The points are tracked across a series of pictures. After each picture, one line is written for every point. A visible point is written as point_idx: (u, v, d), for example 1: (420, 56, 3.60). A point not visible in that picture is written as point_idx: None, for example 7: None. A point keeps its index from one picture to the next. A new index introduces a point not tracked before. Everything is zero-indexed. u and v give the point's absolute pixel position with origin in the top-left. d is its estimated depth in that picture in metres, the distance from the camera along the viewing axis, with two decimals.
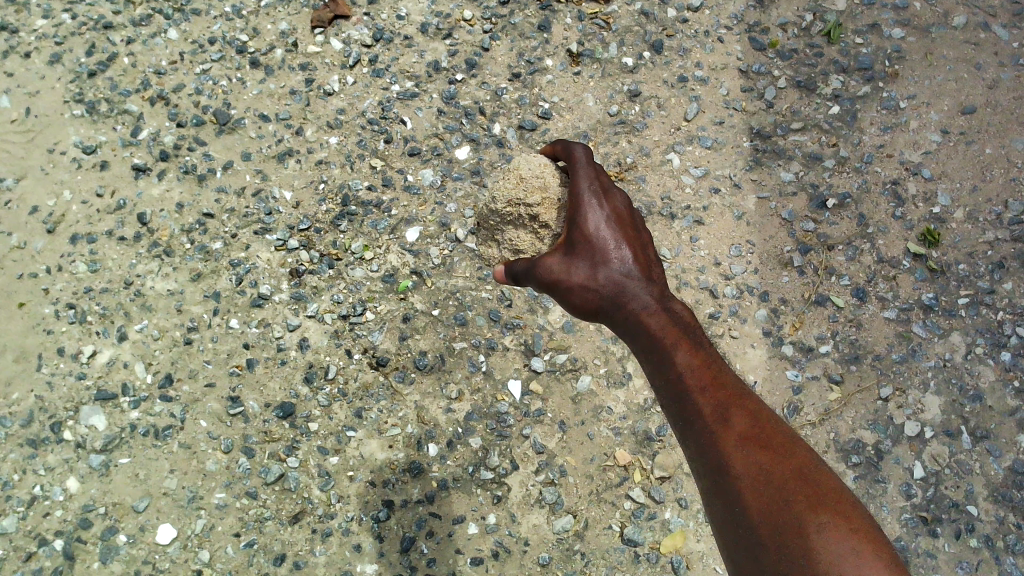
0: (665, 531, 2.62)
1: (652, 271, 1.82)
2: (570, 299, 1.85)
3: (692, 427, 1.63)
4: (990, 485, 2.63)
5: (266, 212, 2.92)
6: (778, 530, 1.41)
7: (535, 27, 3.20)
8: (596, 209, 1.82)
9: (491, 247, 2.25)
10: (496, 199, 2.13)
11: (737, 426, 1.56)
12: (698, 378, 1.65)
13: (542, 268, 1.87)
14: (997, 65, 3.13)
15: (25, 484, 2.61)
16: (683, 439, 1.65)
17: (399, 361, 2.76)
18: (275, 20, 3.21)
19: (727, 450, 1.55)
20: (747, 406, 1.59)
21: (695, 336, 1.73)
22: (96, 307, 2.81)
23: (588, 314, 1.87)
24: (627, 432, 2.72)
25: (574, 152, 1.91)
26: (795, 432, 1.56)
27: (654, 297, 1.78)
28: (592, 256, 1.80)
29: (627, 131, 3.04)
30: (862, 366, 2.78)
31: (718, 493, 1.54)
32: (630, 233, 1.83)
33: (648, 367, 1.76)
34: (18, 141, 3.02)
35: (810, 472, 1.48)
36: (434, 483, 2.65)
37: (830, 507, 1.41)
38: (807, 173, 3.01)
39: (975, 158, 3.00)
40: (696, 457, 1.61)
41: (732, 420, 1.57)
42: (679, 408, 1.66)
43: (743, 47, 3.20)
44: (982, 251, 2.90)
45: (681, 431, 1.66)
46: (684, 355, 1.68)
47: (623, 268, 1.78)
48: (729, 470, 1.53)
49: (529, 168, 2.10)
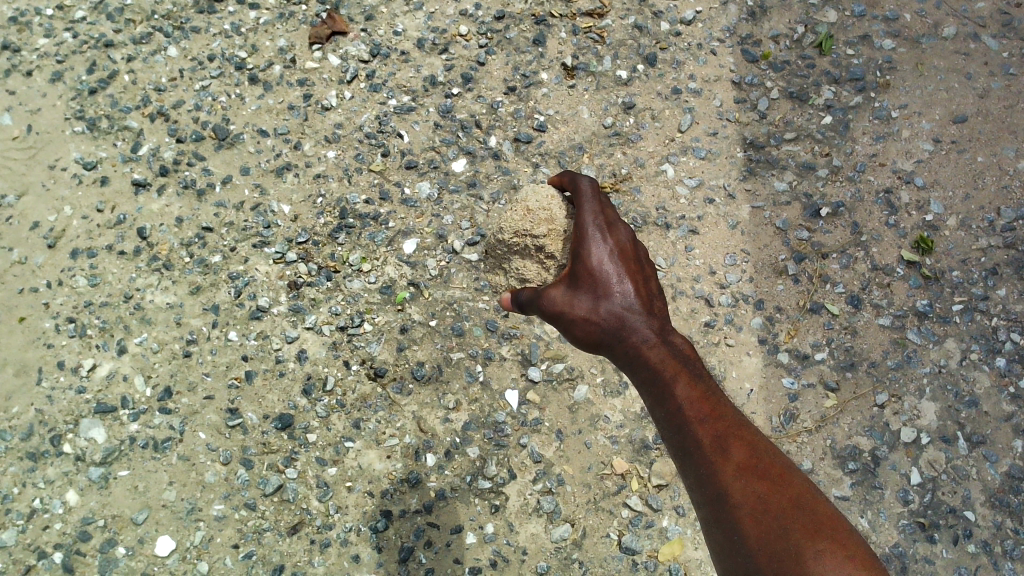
0: (663, 539, 2.63)
1: (653, 304, 1.85)
2: (572, 331, 1.87)
3: (691, 458, 1.66)
4: (987, 490, 2.64)
5: (265, 225, 2.95)
6: (776, 559, 1.44)
7: (530, 41, 3.23)
8: (600, 242, 1.85)
9: (499, 276, 2.32)
10: (504, 230, 2.19)
11: (735, 457, 1.59)
12: (697, 410, 1.67)
13: (546, 298, 1.88)
14: (987, 75, 3.16)
15: (25, 497, 2.62)
16: (682, 470, 1.68)
17: (396, 372, 2.77)
18: (274, 36, 3.26)
19: (727, 480, 1.57)
20: (746, 437, 1.63)
21: (693, 367, 1.76)
22: (97, 321, 2.83)
23: (589, 346, 1.88)
24: (625, 440, 2.73)
25: (580, 185, 1.94)
26: (792, 463, 1.59)
27: (654, 330, 1.81)
28: (595, 289, 1.83)
29: (622, 143, 3.07)
30: (858, 373, 2.79)
31: (718, 522, 1.57)
32: (634, 266, 1.86)
33: (647, 399, 1.79)
34: (20, 158, 3.05)
35: (807, 501, 1.51)
36: (432, 493, 2.66)
37: (827, 535, 1.44)
38: (801, 182, 3.03)
39: (967, 167, 3.03)
40: (696, 488, 1.64)
41: (730, 450, 1.60)
42: (678, 439, 1.69)
43: (735, 59, 3.24)
44: (976, 258, 2.92)
45: (680, 461, 1.69)
46: (684, 388, 1.71)
47: (625, 302, 1.81)
48: (728, 500, 1.56)
49: (536, 200, 2.16)
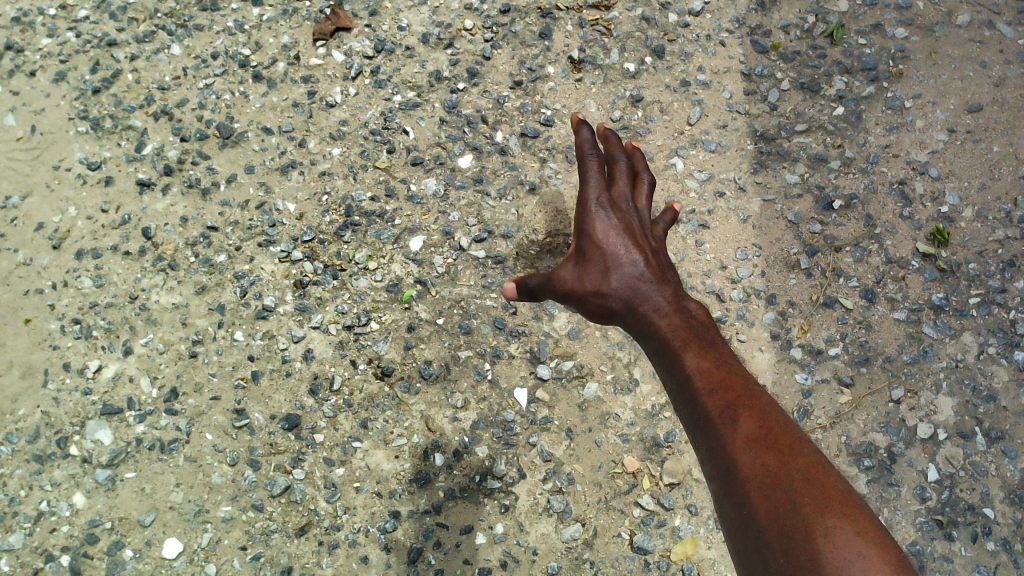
0: (675, 538, 2.57)
1: (664, 276, 1.91)
2: (586, 306, 1.94)
3: (702, 429, 1.69)
4: (1006, 487, 2.59)
5: (269, 224, 2.93)
6: (784, 532, 1.46)
7: (536, 35, 3.20)
8: (608, 220, 1.93)
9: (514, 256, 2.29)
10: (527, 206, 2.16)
11: (744, 427, 1.62)
12: (708, 380, 1.71)
13: (559, 278, 1.96)
14: (1002, 63, 3.11)
15: (32, 500, 2.60)
16: (695, 442, 1.71)
17: (404, 370, 2.74)
18: (277, 33, 3.23)
19: (735, 452, 1.60)
20: (756, 407, 1.65)
21: (704, 338, 1.80)
22: (102, 322, 2.81)
23: (602, 320, 1.95)
24: (636, 438, 2.66)
25: (587, 168, 1.99)
26: (802, 434, 1.62)
27: (665, 300, 1.85)
28: (605, 264, 1.89)
29: (630, 137, 3.03)
30: (873, 368, 2.73)
31: (728, 495, 1.59)
32: (641, 241, 1.94)
33: (661, 371, 1.83)
34: (24, 158, 3.03)
35: (814, 472, 1.53)
36: (441, 493, 2.61)
37: (834, 506, 1.46)
38: (813, 175, 2.98)
39: (983, 157, 2.97)
40: (707, 460, 1.67)
41: (739, 420, 1.63)
42: (691, 411, 1.72)
43: (745, 50, 3.18)
44: (992, 249, 2.87)
45: (693, 433, 1.72)
46: (693, 358, 1.75)
47: (635, 272, 1.88)
48: (737, 472, 1.58)
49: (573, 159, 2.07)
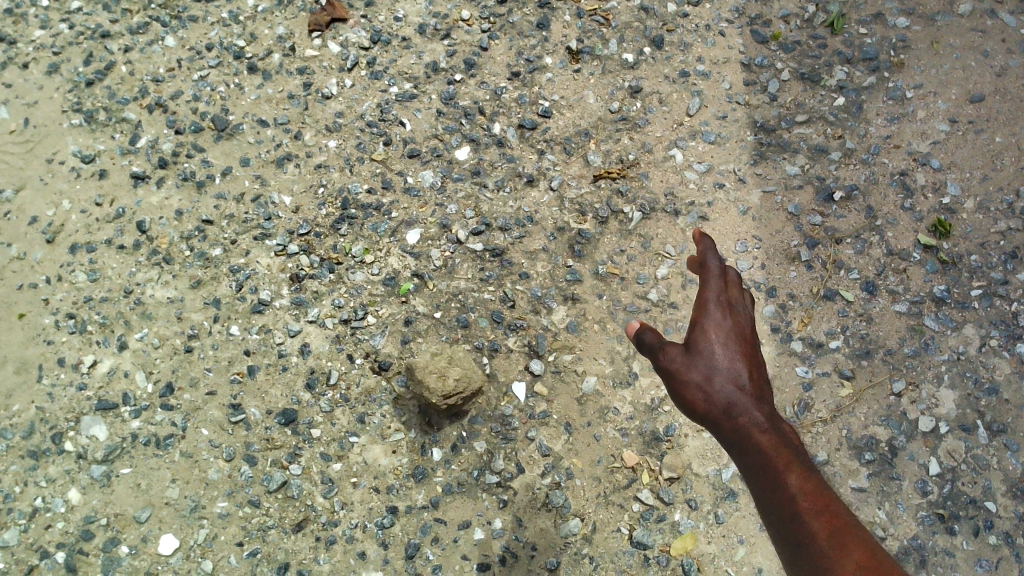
0: (675, 533, 2.54)
1: (768, 395, 1.75)
2: (683, 402, 1.77)
3: (803, 553, 1.62)
4: (1008, 480, 2.58)
5: (265, 217, 2.90)
6: None
7: (534, 25, 3.17)
8: (721, 321, 1.77)
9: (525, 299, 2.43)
10: None
11: (854, 556, 1.57)
12: (814, 503, 1.62)
13: (661, 356, 1.77)
14: (1004, 53, 3.07)
15: (27, 496, 2.58)
16: (791, 562, 1.65)
17: (401, 365, 2.71)
18: (273, 24, 3.20)
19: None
20: (860, 538, 1.61)
21: (805, 460, 1.69)
22: (96, 316, 2.78)
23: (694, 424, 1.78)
24: (635, 433, 2.63)
25: (708, 263, 1.82)
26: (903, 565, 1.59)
27: (766, 415, 1.71)
28: (710, 359, 1.74)
29: (629, 128, 3.01)
30: (874, 361, 2.71)
31: None
32: (750, 349, 1.77)
33: (754, 491, 1.71)
34: (17, 151, 3.00)
35: None
36: (439, 488, 2.58)
37: None
38: (813, 166, 2.95)
39: (985, 148, 2.94)
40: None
41: (846, 549, 1.58)
42: (789, 530, 1.64)
43: (745, 40, 3.15)
44: (994, 241, 2.85)
45: (790, 553, 1.65)
46: (799, 481, 1.64)
47: (738, 381, 1.73)
48: None
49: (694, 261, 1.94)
